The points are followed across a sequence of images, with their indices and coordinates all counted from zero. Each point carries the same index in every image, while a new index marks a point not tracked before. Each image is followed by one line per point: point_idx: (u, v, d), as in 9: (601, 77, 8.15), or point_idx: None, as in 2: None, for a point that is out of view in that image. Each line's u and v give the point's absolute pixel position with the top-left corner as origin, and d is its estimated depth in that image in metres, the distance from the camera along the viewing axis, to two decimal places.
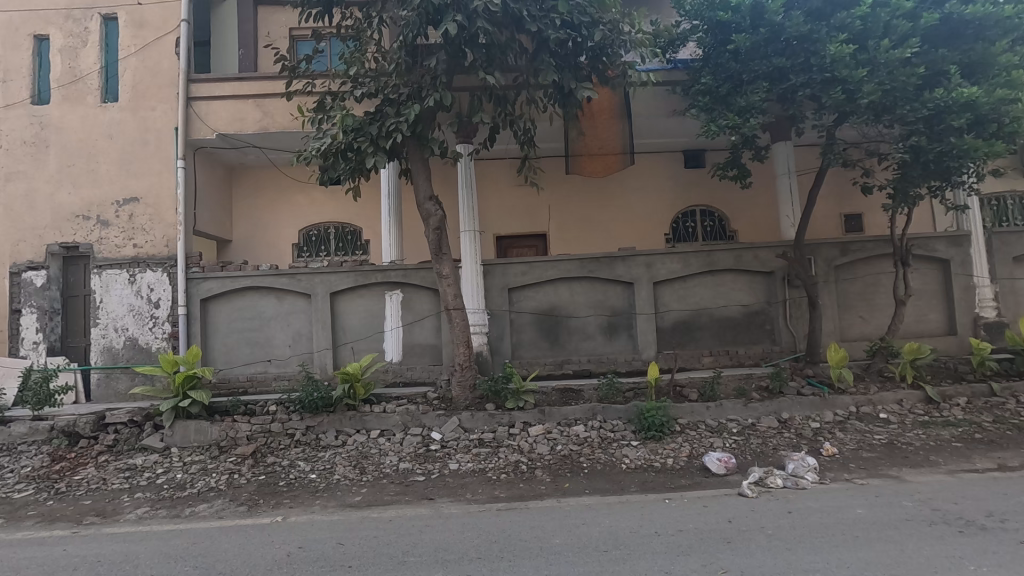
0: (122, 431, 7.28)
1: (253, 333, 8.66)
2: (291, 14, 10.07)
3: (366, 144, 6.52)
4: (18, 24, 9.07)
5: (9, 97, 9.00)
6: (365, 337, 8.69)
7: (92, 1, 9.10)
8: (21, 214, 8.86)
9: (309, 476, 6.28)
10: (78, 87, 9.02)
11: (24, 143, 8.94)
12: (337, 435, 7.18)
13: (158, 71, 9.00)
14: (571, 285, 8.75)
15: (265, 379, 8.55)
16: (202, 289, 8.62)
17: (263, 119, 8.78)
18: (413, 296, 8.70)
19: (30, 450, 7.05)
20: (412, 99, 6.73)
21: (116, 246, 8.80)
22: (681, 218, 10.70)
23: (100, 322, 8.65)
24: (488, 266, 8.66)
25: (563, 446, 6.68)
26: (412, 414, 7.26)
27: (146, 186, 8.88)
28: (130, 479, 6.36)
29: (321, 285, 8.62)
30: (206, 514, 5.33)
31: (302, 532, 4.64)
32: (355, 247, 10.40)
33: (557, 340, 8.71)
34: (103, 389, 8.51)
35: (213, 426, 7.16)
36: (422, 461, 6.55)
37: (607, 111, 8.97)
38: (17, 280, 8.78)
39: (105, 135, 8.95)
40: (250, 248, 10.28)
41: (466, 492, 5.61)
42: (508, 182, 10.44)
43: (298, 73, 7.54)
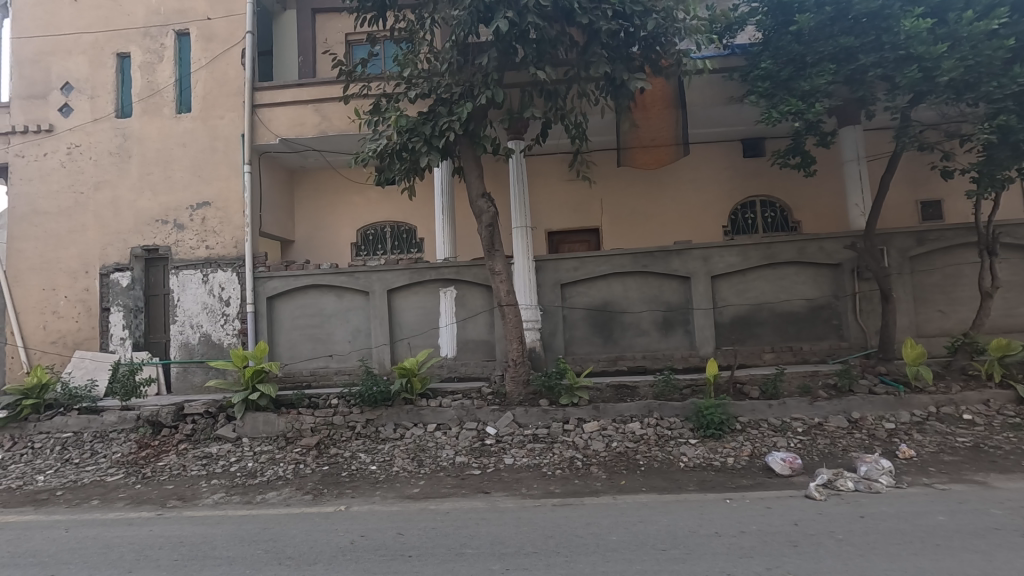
0: (199, 422, 7.77)
1: (315, 329, 9.02)
2: (347, 21, 10.41)
3: (420, 144, 6.65)
4: (103, 44, 9.79)
5: (96, 112, 9.75)
6: (421, 333, 8.88)
7: (167, 18, 9.71)
8: (109, 220, 9.60)
9: (369, 468, 6.50)
10: (155, 99, 9.66)
11: (110, 154, 9.66)
12: (395, 428, 7.40)
13: (226, 82, 9.51)
14: (624, 280, 8.62)
15: (327, 374, 8.90)
16: (267, 288, 9.09)
17: (322, 123, 9.12)
18: (466, 293, 8.81)
19: (120, 437, 7.65)
20: (464, 97, 6.80)
21: (190, 248, 9.38)
22: (739, 210, 10.33)
23: (177, 319, 9.26)
24: (540, 262, 8.65)
25: (618, 443, 6.61)
26: (467, 408, 7.38)
27: (216, 191, 9.40)
28: (207, 467, 6.80)
29: (378, 283, 8.88)
30: (275, 501, 5.61)
31: (363, 522, 4.80)
32: (410, 245, 10.64)
33: (610, 337, 8.60)
34: (181, 381, 9.15)
35: (280, 418, 7.53)
36: (477, 455, 6.65)
37: (661, 102, 8.70)
38: (106, 281, 9.51)
39: (179, 143, 9.54)
40: (311, 248, 10.71)
41: (522, 487, 5.64)
42: (559, 177, 10.39)
43: (355, 76, 7.76)
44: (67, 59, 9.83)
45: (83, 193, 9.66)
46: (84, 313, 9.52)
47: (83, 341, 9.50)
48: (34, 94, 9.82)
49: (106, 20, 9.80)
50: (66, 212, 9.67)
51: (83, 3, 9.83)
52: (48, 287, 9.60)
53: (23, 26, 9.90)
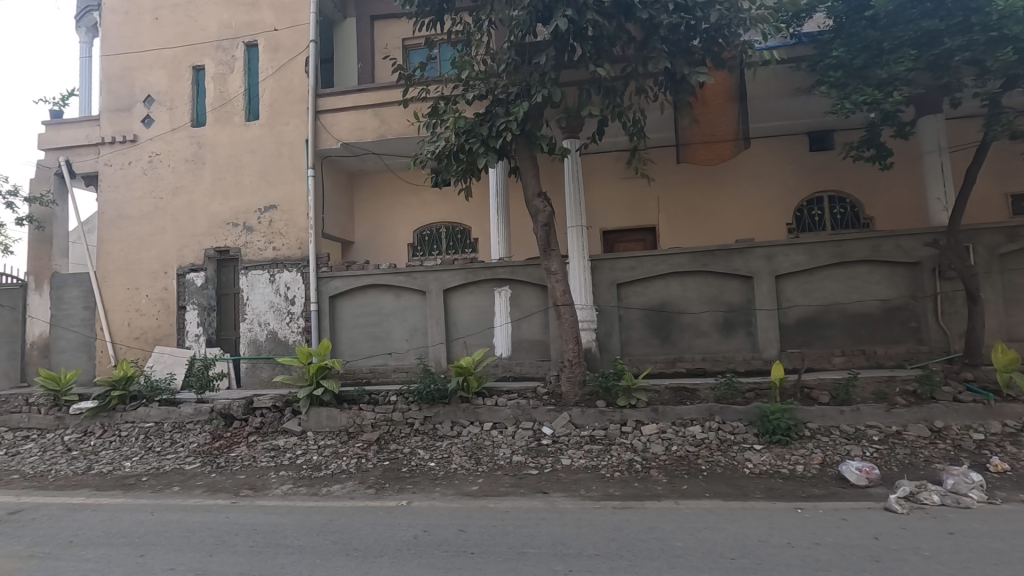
0: (267, 415, 8.13)
1: (374, 328, 9.28)
2: (405, 26, 10.65)
3: (477, 145, 6.70)
4: (181, 58, 10.42)
5: (175, 121, 10.38)
6: (476, 333, 8.95)
7: (237, 31, 10.23)
8: (185, 223, 10.20)
9: (428, 464, 6.62)
10: (227, 108, 10.19)
11: (187, 161, 10.26)
12: (452, 426, 7.51)
13: (291, 90, 9.91)
14: (683, 280, 8.40)
15: (386, 371, 9.12)
16: (330, 288, 9.42)
17: (381, 127, 9.37)
18: (521, 292, 8.82)
19: (196, 428, 8.12)
20: (520, 97, 6.81)
21: (258, 249, 9.83)
22: (805, 206, 9.88)
23: (247, 318, 9.73)
24: (595, 262, 8.56)
25: (678, 446, 6.45)
26: (523, 408, 7.39)
27: (282, 194, 9.82)
28: (276, 458, 7.11)
29: (434, 282, 9.02)
30: (340, 494, 5.80)
31: (425, 517, 4.88)
32: (465, 245, 10.77)
33: (668, 338, 8.41)
34: (250, 376, 9.62)
35: (342, 413, 7.78)
36: (535, 455, 6.64)
37: (721, 95, 8.42)
38: (182, 281, 10.11)
39: (249, 149, 10.02)
40: (370, 249, 11.02)
41: (581, 488, 5.59)
42: (614, 175, 10.24)
43: (413, 80, 7.91)
44: (149, 73, 10.51)
45: (163, 199, 10.30)
46: (164, 311, 10.14)
47: (162, 337, 10.12)
48: (120, 107, 10.55)
49: (183, 36, 10.43)
50: (148, 216, 10.35)
51: (163, 20, 10.50)
52: (132, 286, 10.29)
53: (111, 44, 10.67)
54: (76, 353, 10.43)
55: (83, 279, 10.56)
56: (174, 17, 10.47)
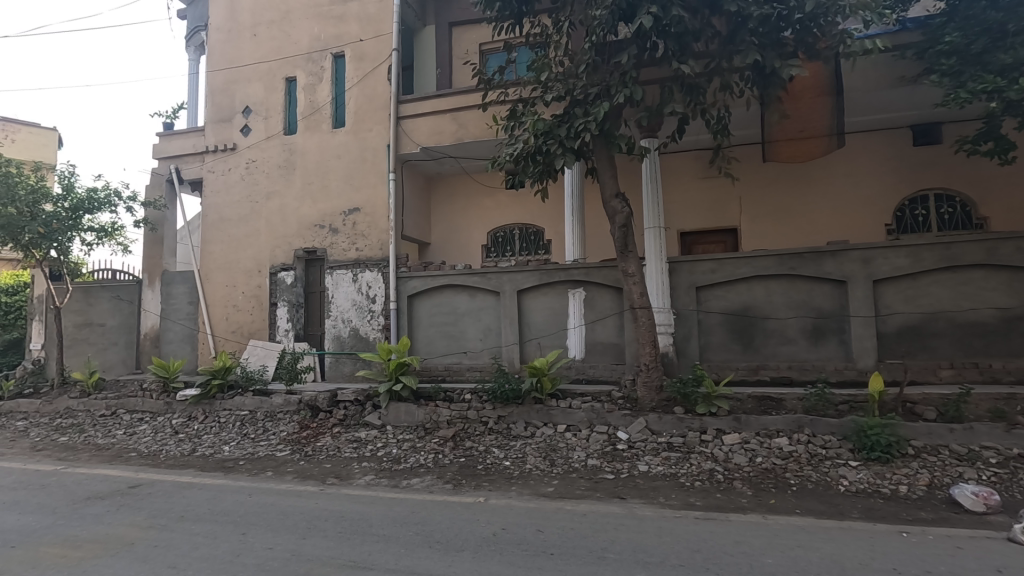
0: (349, 408, 8.52)
1: (449, 327, 9.50)
2: (483, 31, 10.86)
3: (555, 146, 6.69)
4: (275, 71, 11.14)
5: (270, 129, 11.11)
6: (550, 334, 8.94)
7: (326, 43, 10.81)
8: (277, 225, 10.89)
9: (504, 463, 6.69)
10: (316, 116, 10.79)
11: (279, 167, 10.95)
12: (526, 426, 7.54)
13: (375, 97, 10.36)
14: (768, 284, 7.99)
15: (460, 370, 9.30)
16: (408, 287, 9.76)
17: (459, 131, 9.59)
18: (595, 294, 8.71)
19: (286, 417, 8.63)
20: (600, 98, 6.73)
21: (343, 250, 10.33)
22: (907, 206, 9.14)
23: (332, 315, 10.26)
24: (673, 264, 8.33)
25: (763, 458, 6.15)
26: (598, 411, 7.31)
27: (365, 197, 10.27)
28: (358, 450, 7.44)
29: (509, 283, 9.10)
30: (419, 487, 5.98)
31: (503, 515, 4.94)
32: (539, 247, 10.81)
33: (751, 344, 8.04)
34: (334, 370, 10.13)
35: (419, 409, 8.02)
36: (610, 460, 6.55)
37: (813, 89, 7.94)
38: (274, 279, 10.80)
39: (335, 155, 10.56)
40: (446, 250, 11.30)
41: (659, 496, 5.44)
42: (693, 175, 9.92)
43: (492, 84, 8.02)
44: (247, 86, 11.31)
45: (258, 202, 11.06)
46: (258, 307, 10.87)
47: (256, 331, 10.85)
48: (222, 118, 11.44)
49: (278, 50, 11.15)
50: (245, 218, 11.14)
51: (261, 36, 11.29)
52: (230, 284, 11.10)
53: (216, 60, 11.60)
54: (182, 345, 11.39)
55: (189, 277, 11.52)
56: (271, 33, 11.23)
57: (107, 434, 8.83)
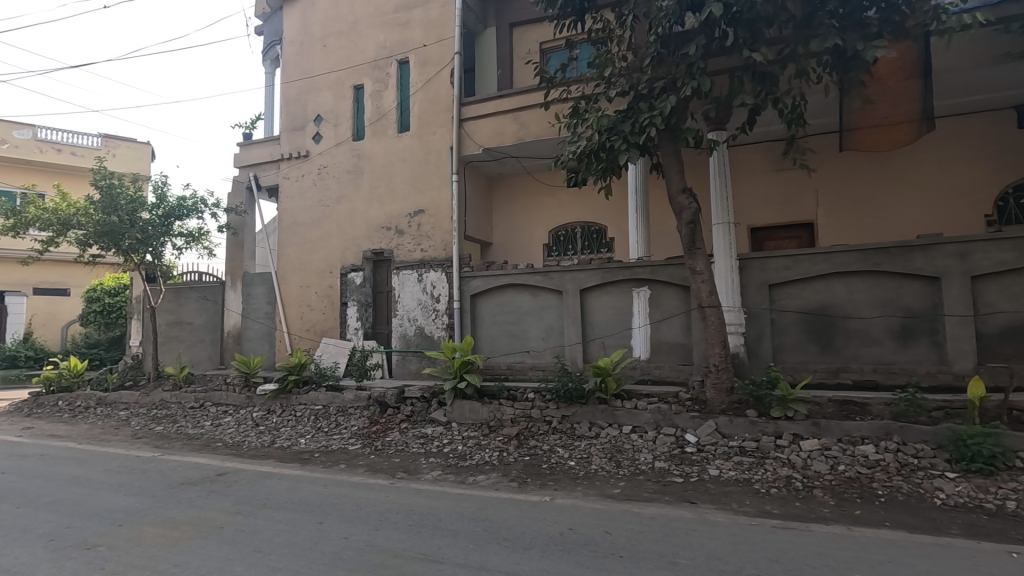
0: (416, 405, 8.75)
1: (512, 326, 9.55)
2: (543, 30, 10.84)
3: (619, 142, 6.54)
4: (344, 79, 11.60)
5: (339, 136, 11.58)
6: (614, 333, 8.80)
7: (391, 50, 11.14)
8: (347, 227, 11.33)
9: (568, 463, 6.66)
10: (382, 122, 11.15)
11: (348, 171, 11.40)
12: (590, 426, 7.46)
13: (438, 101, 10.58)
14: (849, 281, 7.51)
15: (523, 368, 9.34)
16: (471, 287, 9.90)
17: (520, 130, 9.62)
18: (661, 293, 8.50)
19: (357, 412, 8.97)
20: (666, 91, 6.55)
21: (408, 251, 10.61)
22: (1010, 195, 8.35)
23: (399, 314, 10.58)
24: (744, 261, 7.99)
25: (846, 466, 5.79)
26: (664, 413, 7.13)
27: (429, 199, 10.51)
28: (425, 445, 7.62)
29: (571, 282, 9.04)
30: (485, 484, 6.05)
31: (569, 515, 4.90)
32: (601, 245, 10.68)
33: (830, 345, 7.59)
34: (401, 367, 10.45)
35: (484, 407, 8.11)
36: (678, 463, 6.38)
37: (900, 70, 7.29)
38: (344, 280, 11.25)
39: (400, 158, 10.86)
40: (507, 250, 11.37)
41: (733, 502, 5.23)
42: (765, 168, 9.49)
43: (554, 82, 7.98)
44: (318, 95, 11.84)
45: (329, 206, 11.55)
46: (330, 306, 11.36)
47: (328, 329, 11.34)
48: (296, 126, 12.03)
49: (346, 59, 11.60)
50: (317, 222, 11.67)
51: (330, 47, 11.80)
52: (304, 285, 11.67)
53: (290, 72, 12.22)
54: (261, 342, 12.06)
55: (267, 278, 12.22)
56: (340, 43, 11.71)
57: (197, 425, 9.50)
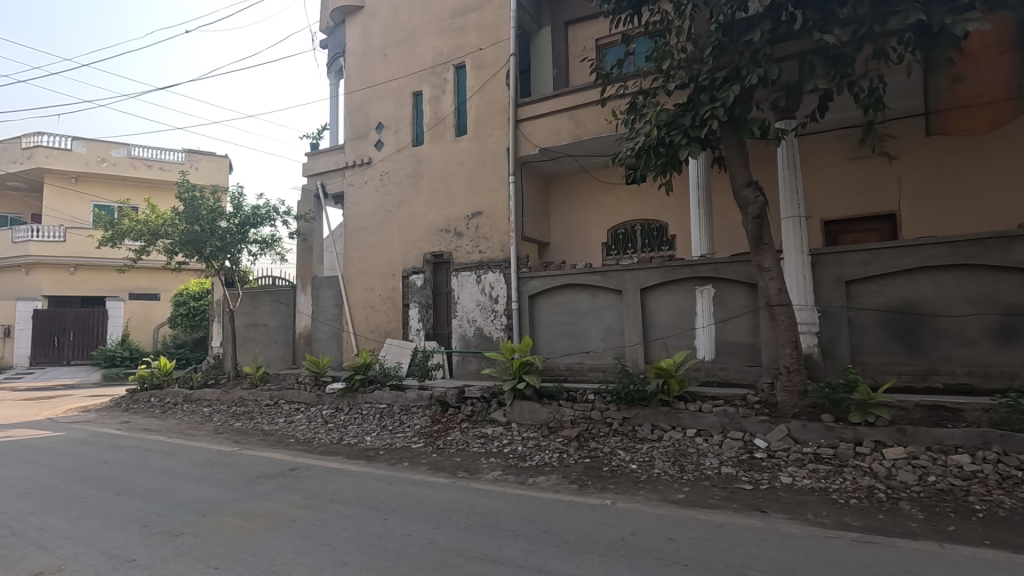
0: (476, 405, 8.85)
1: (571, 326, 9.47)
2: (599, 26, 10.69)
3: (679, 136, 6.34)
4: (403, 87, 11.91)
5: (399, 142, 11.91)
6: (676, 334, 8.54)
7: (448, 56, 11.33)
8: (408, 231, 11.63)
9: (630, 466, 6.52)
10: (440, 126, 11.35)
11: (409, 176, 11.70)
12: (653, 429, 7.28)
13: (494, 103, 10.65)
14: (938, 276, 6.92)
15: (582, 369, 9.24)
16: (529, 287, 9.91)
17: (577, 129, 9.53)
18: (726, 291, 8.16)
19: (419, 411, 9.18)
20: (729, 81, 6.24)
21: (467, 253, 10.75)
22: None
23: (458, 315, 10.74)
24: (817, 257, 7.55)
25: (937, 478, 5.34)
26: (731, 416, 6.84)
27: (486, 201, 10.60)
28: (485, 445, 7.69)
29: (631, 281, 8.86)
30: (545, 486, 6.03)
31: (631, 520, 4.79)
32: (662, 243, 10.40)
33: (916, 345, 7.03)
34: (461, 368, 10.62)
35: (543, 408, 8.09)
36: (747, 469, 6.10)
37: (995, 45, 6.63)
38: (405, 282, 11.55)
39: (458, 162, 11.03)
40: (565, 249, 11.30)
41: (807, 512, 4.93)
42: (839, 157, 8.94)
43: (611, 78, 7.83)
44: (380, 104, 12.22)
45: (391, 211, 11.90)
46: (393, 307, 11.70)
47: (391, 330, 11.68)
48: (359, 135, 12.47)
49: (406, 67, 11.91)
50: (380, 226, 12.04)
51: (390, 56, 12.15)
52: (368, 287, 12.08)
53: (352, 83, 12.69)
54: (329, 343, 12.58)
55: (333, 281, 12.74)
56: (399, 52, 12.04)
57: (272, 421, 10.04)
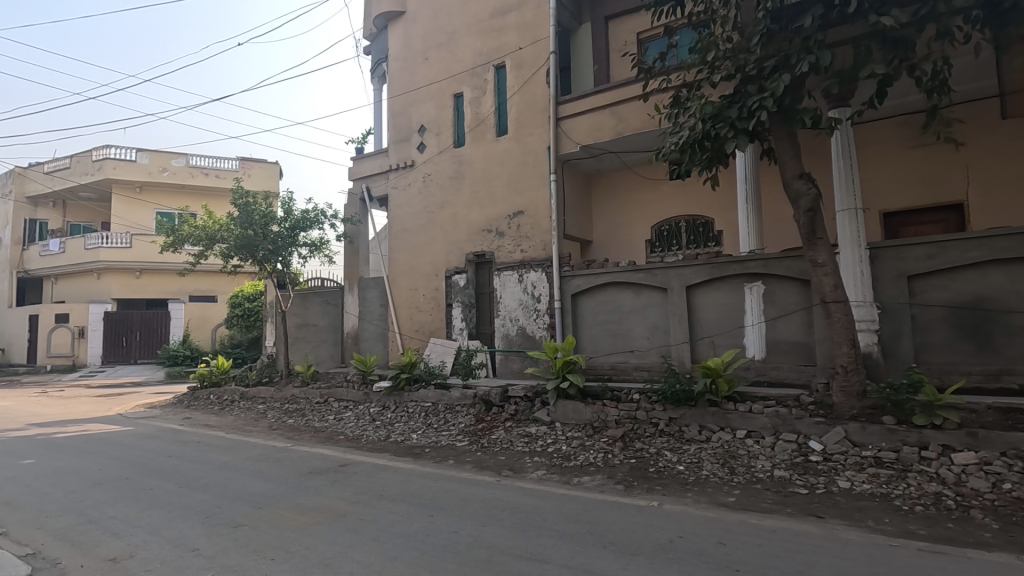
0: (519, 404, 8.86)
1: (615, 325, 9.35)
2: (640, 19, 10.51)
3: (726, 129, 6.16)
4: (445, 89, 12.05)
5: (441, 144, 12.06)
6: (724, 332, 8.31)
7: (489, 57, 11.40)
8: (450, 231, 11.76)
9: (677, 467, 6.38)
10: (481, 127, 11.43)
11: (451, 178, 11.83)
12: (700, 430, 7.11)
13: (535, 102, 10.63)
14: (1012, 269, 6.46)
15: (627, 369, 9.12)
16: (571, 286, 9.85)
17: (619, 125, 9.41)
18: (777, 288, 7.88)
19: (463, 410, 9.28)
20: (778, 70, 6.03)
21: (509, 252, 10.79)
22: None
23: (501, 314, 10.79)
24: (875, 251, 7.19)
25: (1013, 485, 4.99)
26: (784, 417, 6.60)
27: (527, 200, 10.60)
28: (530, 444, 7.70)
29: (676, 279, 8.67)
30: (590, 486, 5.98)
31: (679, 522, 4.69)
32: (708, 239, 10.14)
33: (987, 343, 6.60)
34: (504, 367, 10.66)
35: (587, 408, 8.02)
36: (801, 472, 5.87)
37: None
38: (448, 282, 11.69)
39: (499, 161, 11.07)
40: (608, 247, 11.18)
41: (868, 518, 4.70)
42: (900, 145, 8.48)
43: (653, 72, 7.68)
44: (422, 107, 12.42)
45: (433, 212, 12.06)
46: (436, 307, 11.86)
47: (435, 330, 11.85)
48: (403, 138, 12.70)
49: (447, 70, 12.04)
50: (423, 227, 12.23)
51: (432, 60, 12.32)
52: (412, 288, 12.29)
53: (395, 87, 12.92)
54: (375, 342, 12.87)
55: (379, 282, 13.02)
56: (440, 55, 12.19)
57: (322, 418, 10.36)
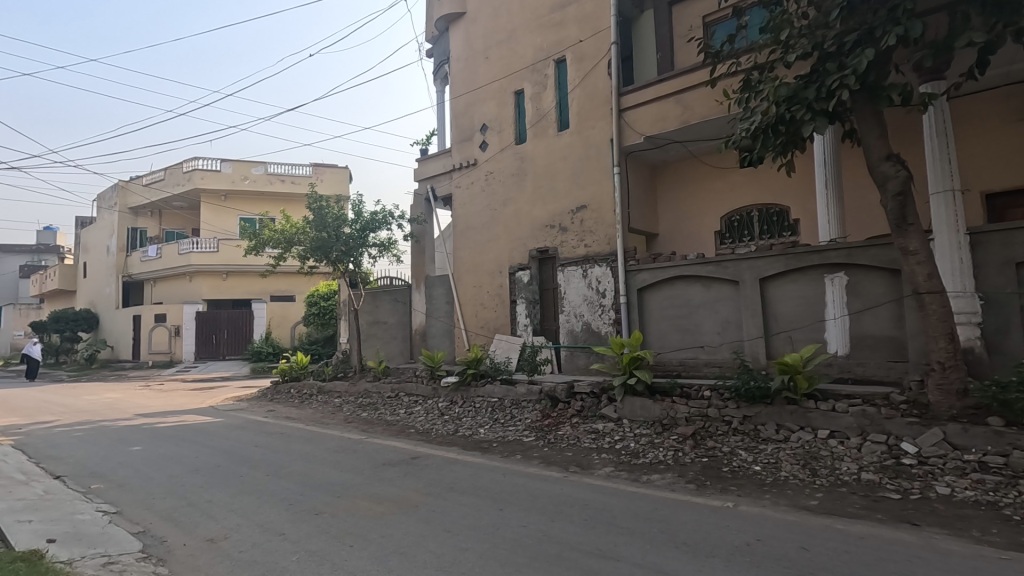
0: (586, 400, 8.79)
1: (683, 320, 9.09)
2: (705, 2, 10.12)
3: (802, 111, 5.83)
4: (505, 87, 12.12)
5: (503, 141, 12.15)
6: (802, 326, 7.87)
7: (548, 51, 11.35)
8: (513, 228, 11.84)
9: (753, 467, 6.13)
10: (543, 123, 11.40)
11: (513, 175, 11.90)
12: (778, 430, 6.78)
13: (596, 94, 10.49)
14: None
15: (697, 365, 8.84)
16: (637, 280, 9.67)
17: (684, 113, 9.13)
18: (862, 279, 7.37)
19: (529, 405, 9.33)
20: (860, 45, 5.63)
21: (572, 248, 10.72)
22: None
23: (565, 310, 10.73)
24: (976, 236, 6.58)
25: None
26: (872, 417, 6.18)
27: (590, 194, 10.49)
28: (597, 441, 7.63)
29: (749, 271, 8.29)
30: (660, 484, 5.85)
31: (757, 525, 4.50)
32: (783, 229, 9.66)
33: None
34: (569, 363, 10.61)
35: (656, 404, 7.84)
36: (892, 476, 5.48)
37: None
38: (512, 279, 11.78)
39: (561, 156, 11.00)
40: (674, 240, 10.87)
41: (972, 528, 4.32)
42: (1005, 120, 7.71)
43: (721, 56, 7.36)
44: (483, 106, 12.55)
45: (496, 209, 12.18)
46: (501, 304, 11.99)
47: (500, 326, 11.97)
48: (465, 137, 12.90)
49: (507, 67, 12.10)
50: (486, 225, 12.37)
51: (492, 58, 12.41)
52: (477, 285, 12.47)
53: (457, 88, 13.14)
54: (443, 338, 13.17)
55: (445, 280, 13.32)
56: (500, 53, 12.26)
57: (394, 412, 10.74)
